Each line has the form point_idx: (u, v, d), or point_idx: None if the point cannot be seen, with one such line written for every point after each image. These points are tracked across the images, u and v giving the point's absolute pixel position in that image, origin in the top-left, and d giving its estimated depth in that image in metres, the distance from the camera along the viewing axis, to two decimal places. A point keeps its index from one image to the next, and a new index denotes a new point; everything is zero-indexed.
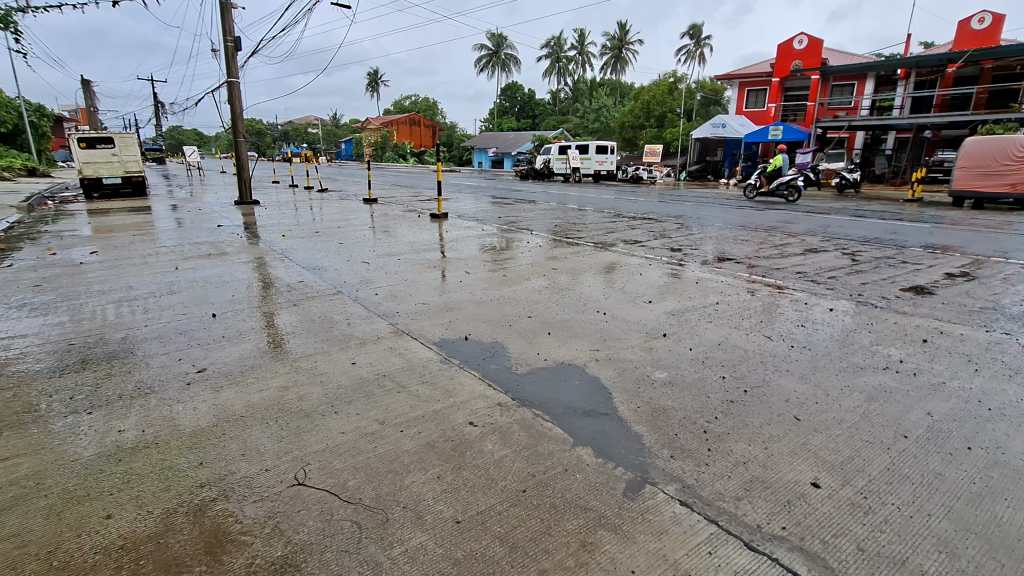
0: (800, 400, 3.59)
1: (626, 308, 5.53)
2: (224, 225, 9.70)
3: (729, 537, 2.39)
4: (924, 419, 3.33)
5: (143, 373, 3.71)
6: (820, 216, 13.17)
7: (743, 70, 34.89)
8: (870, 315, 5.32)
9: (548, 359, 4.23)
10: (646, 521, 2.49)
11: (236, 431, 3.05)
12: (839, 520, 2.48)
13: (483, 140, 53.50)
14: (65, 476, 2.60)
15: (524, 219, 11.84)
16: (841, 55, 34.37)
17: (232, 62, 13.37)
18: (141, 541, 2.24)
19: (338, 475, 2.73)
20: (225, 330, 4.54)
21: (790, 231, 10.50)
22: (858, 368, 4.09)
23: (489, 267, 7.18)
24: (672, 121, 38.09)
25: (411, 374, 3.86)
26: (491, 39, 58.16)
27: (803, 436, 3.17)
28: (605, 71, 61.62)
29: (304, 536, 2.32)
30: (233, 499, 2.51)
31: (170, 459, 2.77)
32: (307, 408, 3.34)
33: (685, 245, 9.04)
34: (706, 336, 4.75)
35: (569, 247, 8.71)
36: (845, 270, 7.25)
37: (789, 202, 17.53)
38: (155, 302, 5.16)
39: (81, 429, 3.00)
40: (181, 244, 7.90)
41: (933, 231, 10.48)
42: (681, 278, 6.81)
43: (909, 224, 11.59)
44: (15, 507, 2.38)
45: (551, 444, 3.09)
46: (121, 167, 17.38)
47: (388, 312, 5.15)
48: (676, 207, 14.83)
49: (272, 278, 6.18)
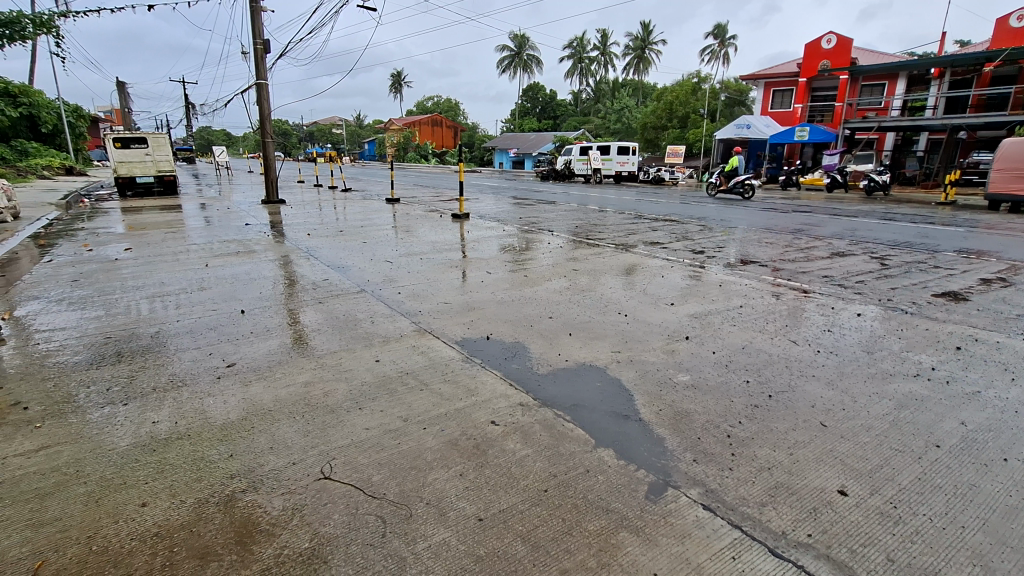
0: (827, 406, 3.52)
1: (647, 310, 5.50)
2: (252, 224, 9.92)
3: (753, 542, 2.37)
4: (958, 429, 3.24)
5: (175, 366, 3.82)
6: (848, 219, 12.88)
7: (769, 70, 34.31)
8: (900, 321, 5.19)
9: (570, 360, 4.23)
10: (669, 524, 2.48)
11: (264, 425, 3.12)
12: (867, 529, 2.43)
13: (504, 141, 53.63)
14: (103, 464, 2.70)
15: (544, 219, 11.84)
16: (871, 54, 33.55)
17: (261, 64, 13.66)
18: (174, 529, 2.31)
19: (363, 470, 2.78)
20: (253, 326, 4.65)
21: (816, 234, 10.30)
22: (887, 375, 3.99)
23: (510, 268, 7.20)
24: (695, 121, 37.65)
25: (433, 372, 3.91)
26: (513, 40, 58.27)
27: (830, 443, 3.11)
28: (627, 71, 61.17)
29: (331, 528, 2.37)
30: (262, 491, 2.58)
31: (201, 450, 2.85)
32: (332, 404, 3.40)
33: (709, 247, 8.94)
34: (730, 340, 4.70)
35: (589, 249, 8.69)
36: (874, 275, 7.08)
37: (745, 198, 18.41)
38: (186, 298, 5.31)
39: (117, 419, 3.11)
40: (211, 241, 8.11)
41: (967, 236, 10.16)
42: (704, 280, 6.74)
43: (942, 227, 11.24)
44: (56, 493, 2.48)
45: (572, 445, 3.09)
46: (154, 167, 17.90)
47: (411, 311, 5.21)
48: (699, 209, 14.66)
49: (297, 276, 6.30)
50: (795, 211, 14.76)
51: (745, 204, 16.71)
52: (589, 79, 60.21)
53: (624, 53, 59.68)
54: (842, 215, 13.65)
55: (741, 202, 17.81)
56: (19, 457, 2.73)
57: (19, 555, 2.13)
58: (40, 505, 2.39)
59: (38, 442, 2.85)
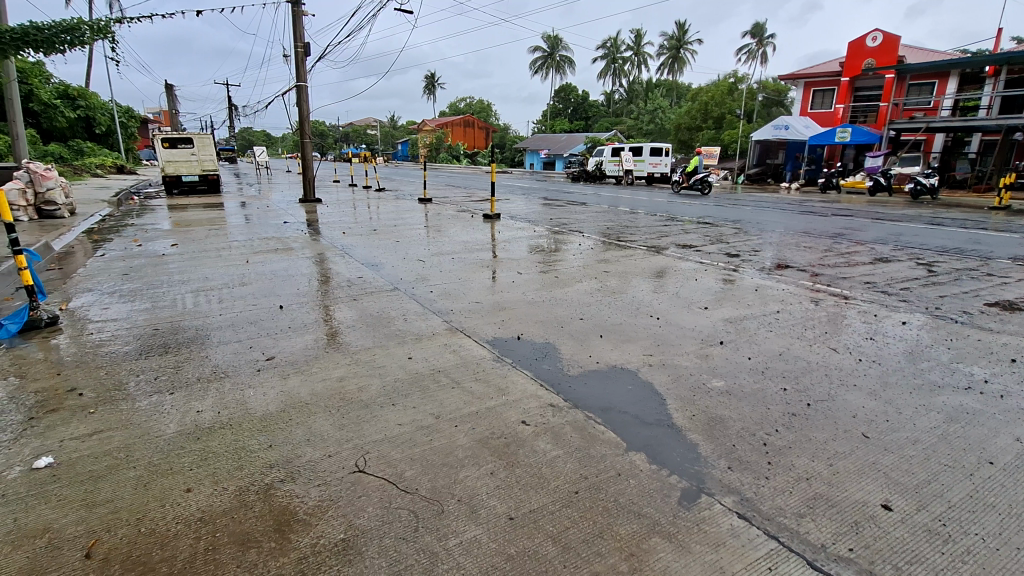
0: (869, 417, 3.40)
1: (680, 314, 5.41)
2: (290, 222, 10.19)
3: (791, 554, 2.30)
4: (1013, 445, 3.07)
5: (217, 358, 3.97)
6: (892, 223, 12.37)
7: (809, 70, 33.32)
8: (949, 330, 4.96)
9: (601, 362, 4.20)
10: (702, 532, 2.43)
11: (301, 417, 3.21)
12: (914, 547, 2.33)
13: (535, 142, 53.66)
14: (151, 450, 2.82)
15: (575, 220, 11.79)
16: (921, 52, 32.19)
17: (301, 67, 14.03)
18: (217, 515, 2.40)
19: (396, 465, 2.82)
20: (291, 321, 4.78)
21: (858, 239, 9.93)
22: (935, 387, 3.82)
23: (541, 269, 7.19)
24: (731, 122, 36.86)
25: (464, 371, 3.94)
26: (546, 41, 58.23)
27: (873, 455, 3.00)
28: (661, 72, 60.31)
29: (365, 521, 2.41)
30: (300, 481, 2.65)
31: (242, 440, 2.95)
32: (366, 399, 3.46)
33: (744, 251, 8.74)
34: (766, 346, 4.58)
35: (621, 250, 8.60)
36: (920, 281, 6.79)
37: (701, 196, 22.03)
38: (228, 293, 5.49)
39: (164, 407, 3.25)
40: (251, 238, 8.38)
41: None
42: (738, 284, 6.59)
43: (996, 233, 10.69)
44: (109, 475, 2.61)
45: (603, 447, 3.06)
46: (198, 166, 18.55)
47: (443, 309, 5.27)
48: (734, 211, 14.33)
49: (332, 273, 6.45)
50: (835, 214, 14.27)
51: (782, 207, 16.26)
52: (622, 79, 59.62)
53: (658, 53, 58.86)
54: (885, 219, 13.14)
55: (778, 204, 17.35)
56: (75, 440, 2.88)
57: (75, 532, 2.25)
58: (94, 487, 2.52)
59: (92, 427, 3.00)
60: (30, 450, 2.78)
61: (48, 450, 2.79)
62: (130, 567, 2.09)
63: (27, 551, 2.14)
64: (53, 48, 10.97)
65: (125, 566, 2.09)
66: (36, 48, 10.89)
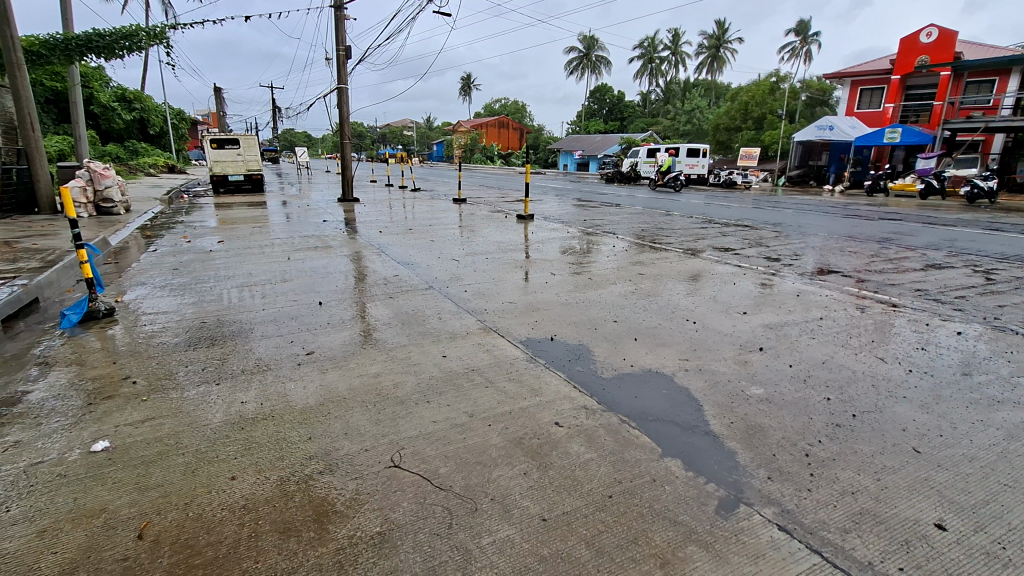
0: (920, 431, 3.24)
1: (717, 318, 5.29)
2: (329, 221, 10.45)
3: (835, 570, 2.22)
4: None
5: (260, 351, 4.10)
6: (946, 228, 11.76)
7: (857, 68, 32.06)
8: (1009, 342, 4.68)
9: (635, 366, 4.14)
10: (741, 542, 2.36)
11: (339, 411, 3.28)
12: (970, 570, 2.20)
13: (569, 142, 53.46)
14: (198, 438, 2.94)
15: (608, 222, 11.69)
16: (980, 49, 30.48)
17: (343, 70, 14.37)
18: (259, 503, 2.47)
19: (430, 462, 2.85)
20: (330, 317, 4.90)
21: (908, 244, 9.49)
22: (994, 402, 3.61)
23: (574, 270, 7.16)
24: (772, 122, 35.80)
25: (498, 370, 3.95)
26: (582, 41, 57.88)
27: (924, 471, 2.85)
28: (699, 71, 59.13)
29: (400, 516, 2.44)
30: (338, 474, 2.71)
31: (283, 431, 3.04)
32: (401, 395, 3.52)
33: (785, 255, 8.47)
34: (809, 353, 4.42)
35: (656, 252, 8.47)
36: (975, 290, 6.44)
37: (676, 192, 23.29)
38: (271, 289, 5.67)
39: (211, 397, 3.38)
40: (292, 236, 8.65)
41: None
42: (779, 289, 6.40)
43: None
44: (160, 461, 2.73)
45: (638, 452, 3.02)
46: (244, 166, 19.20)
47: (476, 309, 5.31)
48: (774, 214, 13.90)
49: (369, 271, 6.59)
50: (884, 218, 13.66)
51: (826, 210, 15.68)
52: (659, 79, 58.74)
53: (696, 52, 57.70)
54: (938, 224, 12.51)
55: (821, 207, 16.74)
56: (129, 425, 3.03)
57: (129, 513, 2.36)
58: (146, 471, 2.64)
59: (144, 414, 3.15)
60: (88, 434, 2.93)
61: (104, 434, 2.94)
62: (179, 549, 2.19)
63: (86, 529, 2.26)
64: (113, 53, 11.55)
65: (174, 548, 2.18)
66: (98, 53, 11.48)
